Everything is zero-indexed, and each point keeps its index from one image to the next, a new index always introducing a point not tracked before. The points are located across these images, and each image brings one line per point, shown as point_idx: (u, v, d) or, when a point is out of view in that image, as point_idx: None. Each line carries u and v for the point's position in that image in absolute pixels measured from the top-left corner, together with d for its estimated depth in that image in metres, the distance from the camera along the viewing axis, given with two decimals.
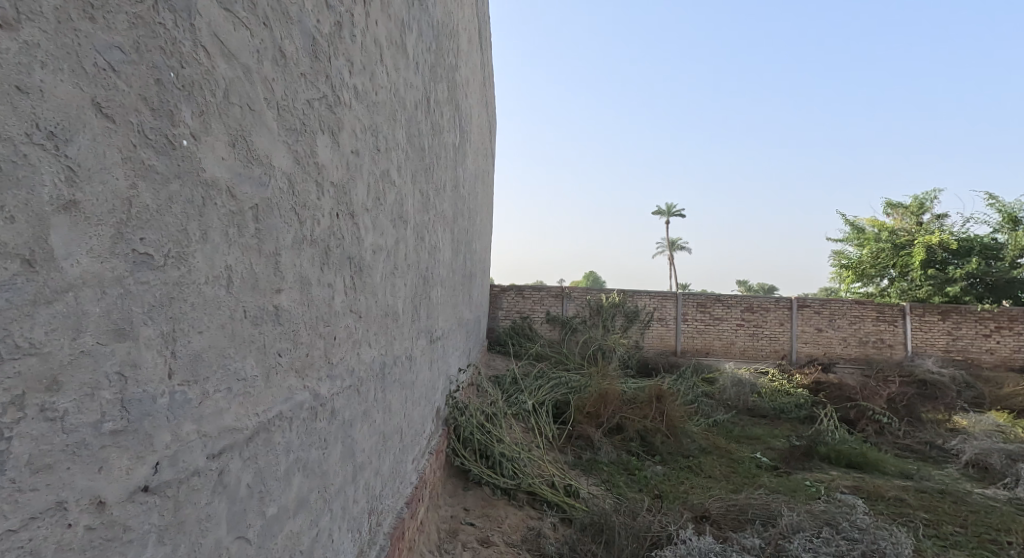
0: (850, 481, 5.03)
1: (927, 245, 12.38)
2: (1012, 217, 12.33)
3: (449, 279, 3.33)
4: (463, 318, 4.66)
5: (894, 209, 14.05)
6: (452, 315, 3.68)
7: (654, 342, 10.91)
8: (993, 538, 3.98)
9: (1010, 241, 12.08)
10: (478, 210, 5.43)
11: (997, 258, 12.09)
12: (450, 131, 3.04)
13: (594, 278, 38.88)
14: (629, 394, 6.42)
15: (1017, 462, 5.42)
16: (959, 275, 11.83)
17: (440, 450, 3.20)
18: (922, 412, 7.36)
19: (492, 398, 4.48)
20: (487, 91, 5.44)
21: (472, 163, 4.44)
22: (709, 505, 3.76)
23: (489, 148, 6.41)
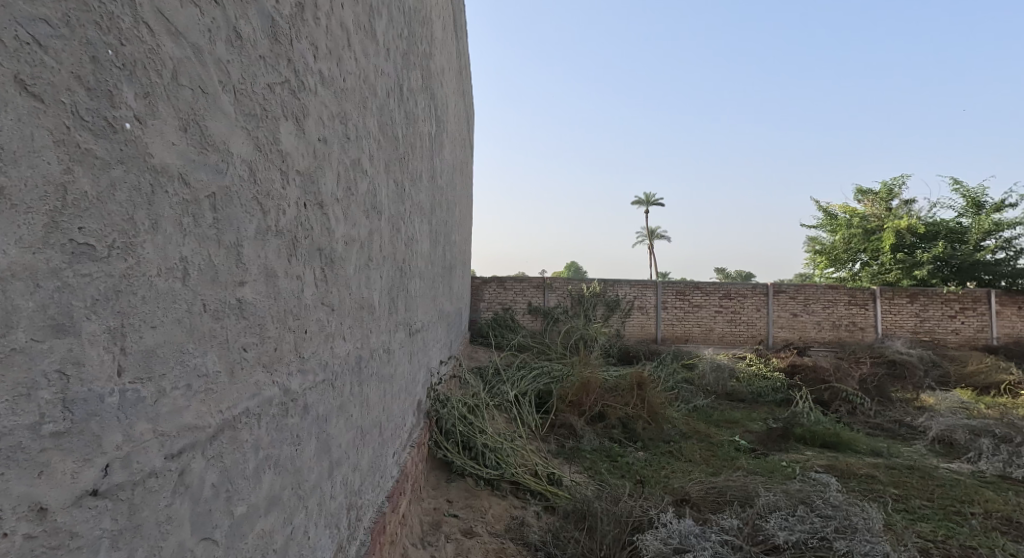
0: (824, 460, 5.16)
1: (896, 230, 12.66)
2: (976, 201, 12.66)
3: (427, 270, 3.31)
4: (443, 312, 4.62)
5: (865, 196, 14.31)
6: (431, 307, 3.65)
7: (634, 331, 11.01)
8: (958, 510, 4.11)
9: (974, 224, 12.39)
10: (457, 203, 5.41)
11: (962, 241, 12.41)
12: (425, 122, 3.01)
13: (574, 268, 39.05)
14: (611, 382, 6.50)
15: (981, 437, 5.58)
16: (926, 258, 12.14)
17: (422, 443, 3.20)
18: (892, 392, 7.55)
19: (474, 390, 4.48)
20: (463, 79, 5.39)
21: (449, 154, 4.43)
22: (688, 488, 3.82)
23: (467, 139, 6.38)
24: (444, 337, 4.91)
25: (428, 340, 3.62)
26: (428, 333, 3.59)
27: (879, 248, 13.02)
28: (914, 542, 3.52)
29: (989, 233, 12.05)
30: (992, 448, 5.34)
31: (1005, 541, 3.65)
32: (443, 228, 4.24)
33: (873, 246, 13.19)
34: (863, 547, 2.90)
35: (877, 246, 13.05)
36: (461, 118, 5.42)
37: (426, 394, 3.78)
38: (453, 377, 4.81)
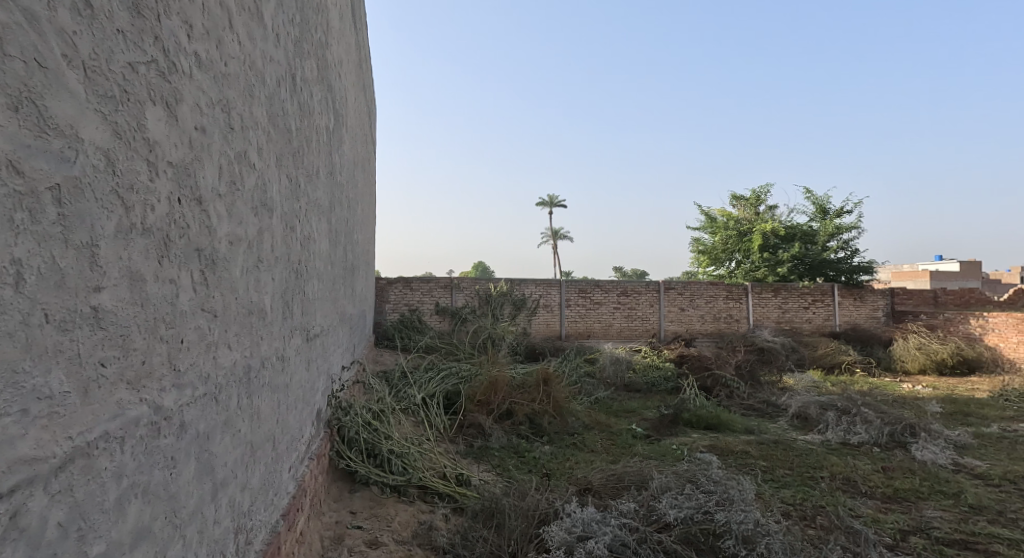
0: (708, 441, 5.61)
1: (763, 232, 13.94)
2: (823, 208, 14.28)
3: (326, 271, 3.17)
4: (345, 315, 4.45)
5: (738, 202, 15.67)
6: (331, 310, 3.49)
7: (540, 329, 11.20)
8: (811, 475, 4.66)
9: (821, 227, 13.91)
10: (359, 201, 5.24)
11: (813, 242, 13.88)
12: (322, 115, 2.87)
13: (479, 268, 39.25)
14: (518, 380, 6.58)
15: (829, 411, 6.33)
16: (785, 257, 13.48)
17: (323, 455, 3.02)
18: (761, 376, 8.36)
19: (379, 394, 4.35)
20: (363, 73, 5.23)
21: (348, 151, 4.27)
22: (590, 478, 3.97)
23: (368, 135, 6.19)
24: (347, 341, 4.73)
25: (328, 344, 3.46)
26: (328, 337, 3.43)
27: (749, 248, 14.27)
28: (781, 507, 3.94)
29: (833, 234, 13.59)
30: (836, 419, 6.13)
31: (846, 497, 4.21)
32: (344, 228, 4.07)
33: (745, 247, 14.41)
34: (739, 515, 3.14)
35: (747, 246, 14.32)
36: (362, 113, 5.25)
37: (326, 402, 3.60)
38: (356, 382, 4.65)
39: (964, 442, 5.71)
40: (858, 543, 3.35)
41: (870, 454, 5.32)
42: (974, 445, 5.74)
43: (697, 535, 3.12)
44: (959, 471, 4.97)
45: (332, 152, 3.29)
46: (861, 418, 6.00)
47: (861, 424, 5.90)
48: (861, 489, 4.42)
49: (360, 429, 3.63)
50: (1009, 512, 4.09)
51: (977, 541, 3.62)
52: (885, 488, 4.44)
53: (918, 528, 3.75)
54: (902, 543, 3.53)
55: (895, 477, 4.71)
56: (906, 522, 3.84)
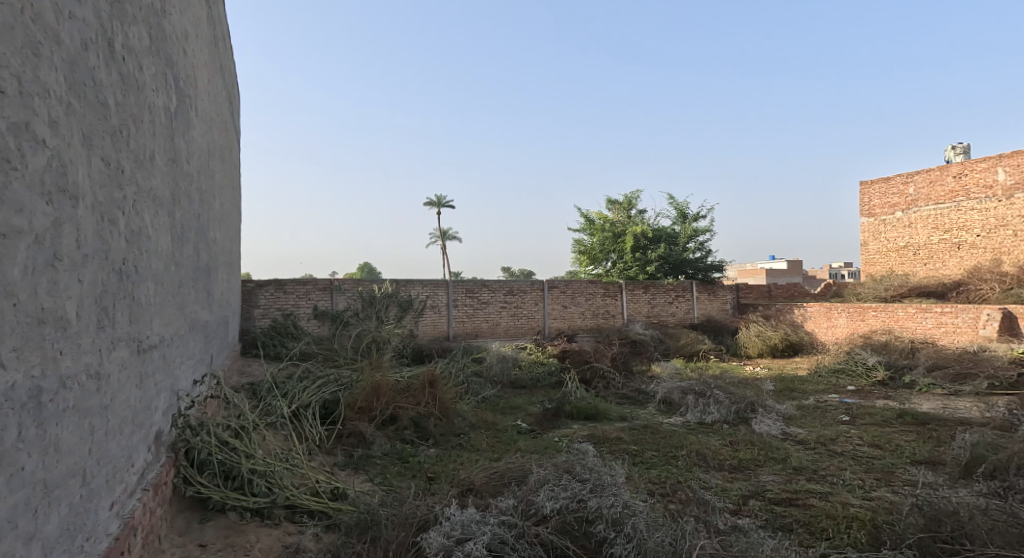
0: (586, 431, 5.92)
1: (634, 234, 14.95)
2: (684, 213, 15.67)
3: (168, 273, 2.89)
4: (197, 323, 4.12)
5: (613, 205, 16.69)
6: (175, 318, 3.20)
7: (428, 330, 10.95)
8: (673, 454, 5.14)
9: (682, 230, 15.21)
10: (217, 198, 4.85)
11: (676, 243, 15.14)
12: (157, 95, 2.59)
13: (365, 268, 38.04)
14: (403, 384, 6.43)
15: (689, 394, 6.92)
16: (653, 257, 14.58)
17: (163, 482, 2.77)
18: (633, 366, 9.04)
19: (237, 409, 4.16)
20: (221, 57, 4.84)
21: (199, 139, 3.93)
22: (473, 477, 3.97)
23: (230, 125, 5.74)
24: (202, 351, 4.38)
25: (171, 357, 3.17)
26: (172, 349, 3.15)
27: (623, 249, 15.25)
28: (647, 486, 4.34)
29: (692, 237, 14.93)
30: (695, 401, 6.75)
31: (701, 472, 4.71)
32: (192, 226, 3.73)
33: (620, 247, 15.38)
34: (609, 501, 3.31)
35: (621, 247, 15.29)
36: (219, 97, 4.84)
37: (171, 424, 3.37)
38: (212, 398, 4.35)
39: (790, 413, 6.57)
40: (707, 512, 3.69)
41: (720, 431, 5.92)
42: (798, 415, 6.63)
43: (572, 523, 3.21)
44: (785, 439, 5.70)
45: (173, 139, 2.97)
46: (713, 399, 6.66)
47: (713, 404, 6.56)
48: (712, 463, 4.95)
49: (213, 450, 3.47)
50: (822, 470, 4.77)
51: (797, 497, 4.20)
52: (731, 460, 5.02)
53: (755, 491, 4.30)
54: (742, 507, 4.03)
55: (739, 449, 5.32)
56: (747, 488, 4.38)
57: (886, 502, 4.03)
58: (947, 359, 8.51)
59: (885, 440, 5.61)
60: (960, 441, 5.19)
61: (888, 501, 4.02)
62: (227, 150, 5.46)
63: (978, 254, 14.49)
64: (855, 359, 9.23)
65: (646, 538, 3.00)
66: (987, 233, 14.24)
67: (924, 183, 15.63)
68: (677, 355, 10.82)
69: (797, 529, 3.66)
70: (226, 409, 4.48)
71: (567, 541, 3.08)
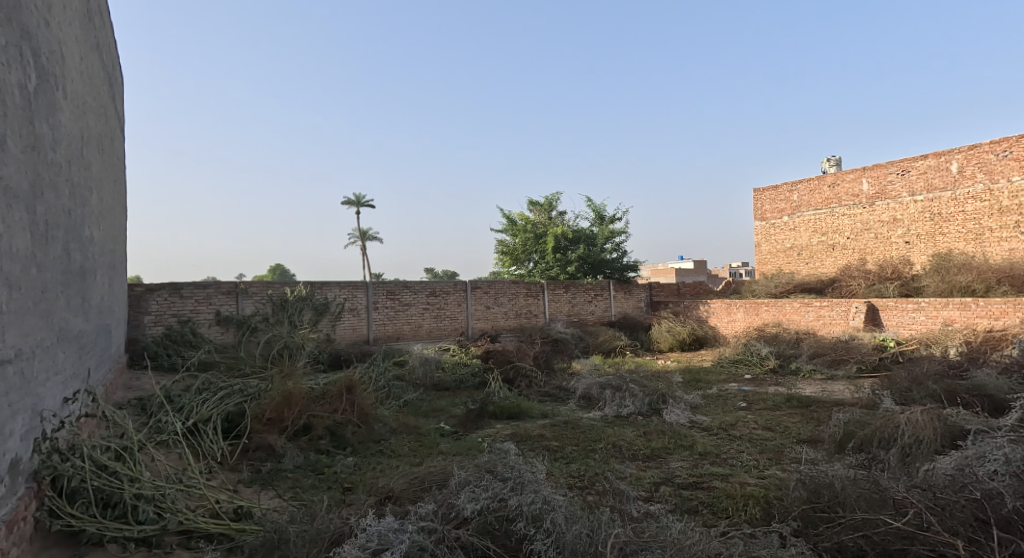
0: (508, 430, 5.89)
1: (555, 235, 15.24)
2: (601, 215, 16.16)
3: (15, 276, 2.58)
4: (66, 332, 3.73)
5: (534, 207, 16.90)
6: (28, 328, 2.86)
7: (347, 334, 10.48)
8: (592, 447, 5.22)
9: (600, 231, 15.66)
10: (92, 194, 4.41)
11: (595, 244, 15.55)
12: None
13: (279, 271, 36.17)
14: (318, 390, 6.11)
15: (606, 389, 7.07)
16: (573, 257, 14.90)
17: (18, 518, 2.57)
18: (554, 363, 9.15)
19: (118, 428, 3.78)
20: (92, 37, 4.40)
21: (62, 127, 3.58)
22: (392, 485, 3.82)
23: (109, 112, 5.24)
24: (75, 364, 3.96)
25: (24, 373, 2.83)
26: (25, 363, 2.81)
27: (545, 249, 15.48)
28: (567, 480, 4.39)
29: (609, 238, 15.41)
30: (612, 395, 6.91)
31: (617, 463, 4.80)
32: (54, 222, 3.42)
33: (541, 248, 15.61)
34: (529, 497, 3.27)
35: (543, 248, 15.50)
36: (94, 80, 4.47)
37: (29, 450, 3.00)
38: (87, 417, 3.94)
39: (696, 402, 6.85)
40: (623, 501, 3.74)
41: (635, 423, 6.08)
42: (703, 404, 6.94)
43: (493, 523, 3.15)
44: (692, 426, 5.93)
45: (17, 120, 2.75)
46: (628, 392, 6.86)
47: (628, 397, 6.74)
48: (627, 453, 5.06)
49: (87, 476, 3.11)
50: (724, 454, 5.01)
51: (703, 480, 4.37)
52: (644, 449, 5.15)
53: (666, 478, 4.44)
54: (654, 494, 4.14)
55: (652, 438, 5.49)
56: (658, 475, 4.51)
57: (777, 479, 4.29)
58: (826, 347, 9.24)
59: (775, 423, 5.97)
60: (835, 419, 5.62)
61: (779, 478, 4.28)
62: (105, 140, 4.97)
63: (847, 254, 15.86)
64: (750, 350, 9.86)
65: (565, 531, 2.99)
66: (855, 236, 15.66)
67: (804, 192, 16.99)
68: (596, 351, 11.05)
69: (702, 510, 3.83)
70: (104, 428, 4.06)
71: (488, 543, 3.00)
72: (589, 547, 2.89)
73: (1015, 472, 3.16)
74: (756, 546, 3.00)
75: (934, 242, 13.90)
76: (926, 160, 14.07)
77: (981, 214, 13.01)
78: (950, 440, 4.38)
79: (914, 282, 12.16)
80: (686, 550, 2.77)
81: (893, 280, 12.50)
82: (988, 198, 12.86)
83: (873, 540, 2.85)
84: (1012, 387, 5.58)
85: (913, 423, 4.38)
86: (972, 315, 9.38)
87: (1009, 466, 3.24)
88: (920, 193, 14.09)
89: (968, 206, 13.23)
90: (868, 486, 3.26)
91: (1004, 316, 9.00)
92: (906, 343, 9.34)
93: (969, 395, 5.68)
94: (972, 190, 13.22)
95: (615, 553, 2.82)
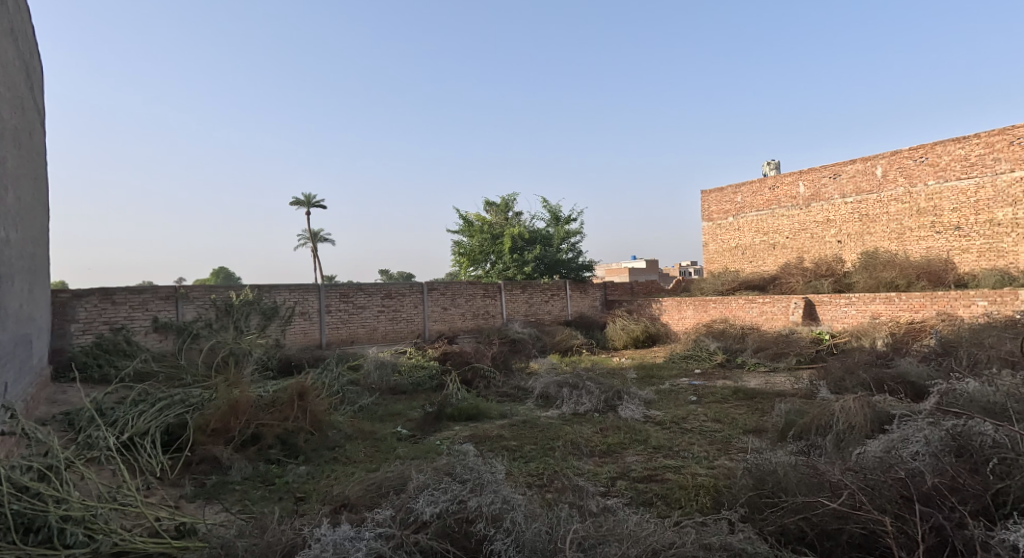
0: (467, 432, 5.80)
1: (511, 236, 15.26)
2: (556, 215, 16.30)
3: None
4: None
5: (491, 207, 16.85)
6: None
7: (297, 339, 10.12)
8: (550, 445, 5.19)
9: (555, 231, 15.77)
10: (7, 192, 4.09)
11: (550, 244, 15.65)
12: None
13: (225, 274, 34.73)
14: (267, 398, 5.83)
15: (564, 387, 7.06)
16: (530, 258, 14.96)
17: None
18: (512, 363, 9.11)
19: (42, 445, 3.48)
20: (6, 25, 4.09)
21: None
22: (347, 493, 3.68)
23: (26, 105, 4.87)
24: None
25: None
26: None
27: (501, 250, 15.48)
28: (526, 479, 4.34)
29: (565, 239, 15.53)
30: (569, 393, 6.91)
31: (575, 460, 4.78)
32: None
33: (498, 248, 15.60)
34: (488, 498, 3.20)
35: (499, 248, 15.50)
36: (8, 69, 4.14)
37: None
38: (8, 435, 3.62)
39: (650, 397, 6.94)
40: (581, 497, 3.70)
41: (591, 420, 6.10)
42: (655, 399, 7.02)
43: (453, 525, 3.04)
44: (646, 421, 5.99)
45: None
46: (585, 390, 6.88)
47: (585, 395, 6.76)
48: (584, 450, 5.05)
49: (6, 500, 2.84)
50: (675, 447, 5.06)
51: (656, 473, 4.40)
52: (601, 445, 5.16)
53: (622, 472, 4.44)
54: (611, 488, 4.14)
55: (609, 434, 5.51)
56: (614, 469, 4.52)
57: (726, 468, 4.37)
58: (768, 341, 9.56)
59: (723, 415, 6.11)
60: (777, 409, 5.78)
61: (728, 467, 4.36)
62: (22, 135, 4.60)
63: (787, 253, 16.45)
64: (700, 346, 10.10)
65: (524, 529, 2.93)
66: (793, 235, 16.28)
67: (748, 193, 17.58)
68: (553, 350, 11.07)
69: (656, 502, 3.85)
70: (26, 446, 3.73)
71: (447, 545, 2.91)
72: (549, 544, 2.84)
73: (934, 452, 3.29)
74: (706, 532, 2.98)
75: (863, 241, 14.59)
76: (854, 165, 14.77)
77: (902, 214, 13.76)
78: (878, 424, 4.56)
79: (846, 278, 12.75)
80: (642, 541, 2.76)
81: (826, 277, 13.05)
82: (908, 200, 13.61)
83: (813, 521, 2.92)
84: (930, 374, 5.88)
85: (846, 411, 4.56)
86: (896, 308, 9.87)
87: (929, 447, 3.36)
88: (850, 195, 14.80)
89: (892, 207, 13.98)
90: (806, 470, 3.33)
91: (923, 309, 9.53)
92: (839, 336, 9.77)
93: (894, 382, 5.96)
94: (894, 192, 13.97)
95: (574, 549, 2.78)
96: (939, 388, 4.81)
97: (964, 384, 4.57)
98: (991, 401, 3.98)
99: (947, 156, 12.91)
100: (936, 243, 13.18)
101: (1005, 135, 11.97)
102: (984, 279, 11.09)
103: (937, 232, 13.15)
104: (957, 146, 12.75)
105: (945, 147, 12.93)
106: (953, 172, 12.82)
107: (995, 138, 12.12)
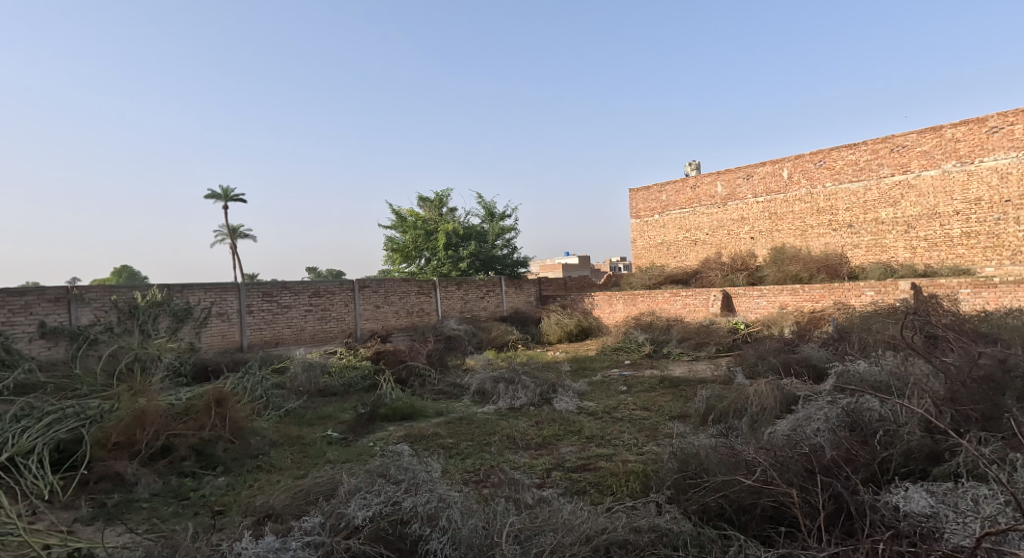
0: (402, 432, 5.58)
1: (445, 232, 15.01)
2: (491, 211, 16.20)
3: None
4: None
5: (425, 203, 16.51)
6: None
7: (214, 342, 9.43)
8: (485, 441, 5.07)
9: (489, 228, 15.66)
10: None
11: (485, 240, 15.56)
12: None
13: (133, 274, 32.06)
14: (179, 406, 5.34)
15: (499, 382, 6.96)
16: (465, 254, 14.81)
17: None
18: (447, 360, 8.92)
19: None
20: None
21: None
22: (272, 501, 3.40)
23: None
24: None
25: None
26: None
27: (436, 246, 15.23)
28: (462, 477, 4.19)
29: (500, 235, 15.48)
30: (505, 388, 6.82)
31: (510, 454, 4.68)
32: None
33: (432, 245, 15.32)
34: (424, 498, 3.03)
35: (434, 244, 15.23)
36: None
37: None
38: None
39: (584, 389, 6.98)
40: (518, 490, 3.61)
41: (527, 413, 6.04)
42: (588, 391, 7.05)
43: (387, 528, 2.86)
44: (579, 412, 5.99)
45: None
46: (520, 385, 6.81)
47: (520, 389, 6.69)
48: (520, 443, 4.97)
49: None
50: (608, 436, 5.07)
51: (590, 462, 4.37)
52: (536, 438, 5.09)
53: (557, 463, 4.39)
54: (547, 479, 4.07)
55: (544, 427, 5.46)
56: (550, 461, 4.46)
57: (656, 454, 4.41)
58: (692, 331, 9.91)
59: (651, 403, 6.21)
60: (700, 395, 5.94)
61: (658, 453, 4.41)
62: None
63: (708, 249, 17.14)
64: (630, 338, 10.34)
65: (461, 527, 2.79)
66: (713, 232, 16.98)
67: (672, 193, 18.15)
68: (488, 347, 10.97)
69: (591, 490, 3.82)
70: None
71: (381, 548, 2.73)
72: (486, 539, 2.72)
73: (833, 427, 3.44)
74: (637, 516, 2.95)
75: (772, 237, 15.39)
76: (764, 167, 15.56)
77: (805, 214, 14.61)
78: (786, 405, 4.76)
79: (758, 271, 13.41)
80: (575, 529, 2.67)
81: (742, 271, 13.71)
82: (809, 200, 14.48)
83: (731, 498, 2.94)
84: (828, 357, 6.25)
85: (759, 396, 4.72)
86: (801, 299, 10.46)
87: (829, 423, 3.52)
88: (761, 195, 15.57)
89: (796, 206, 14.82)
90: (725, 451, 3.35)
91: (823, 299, 10.14)
92: (753, 325, 10.24)
93: (800, 366, 6.29)
94: (798, 193, 14.78)
95: (510, 542, 2.66)
96: (838, 369, 5.09)
97: (857, 364, 4.86)
98: (878, 379, 4.24)
99: (841, 161, 13.84)
100: (834, 239, 14.14)
101: (887, 143, 13.01)
102: (872, 270, 12.04)
103: (834, 229, 14.08)
104: (849, 152, 13.67)
105: (839, 152, 13.84)
106: (846, 175, 13.77)
107: (880, 145, 13.12)
